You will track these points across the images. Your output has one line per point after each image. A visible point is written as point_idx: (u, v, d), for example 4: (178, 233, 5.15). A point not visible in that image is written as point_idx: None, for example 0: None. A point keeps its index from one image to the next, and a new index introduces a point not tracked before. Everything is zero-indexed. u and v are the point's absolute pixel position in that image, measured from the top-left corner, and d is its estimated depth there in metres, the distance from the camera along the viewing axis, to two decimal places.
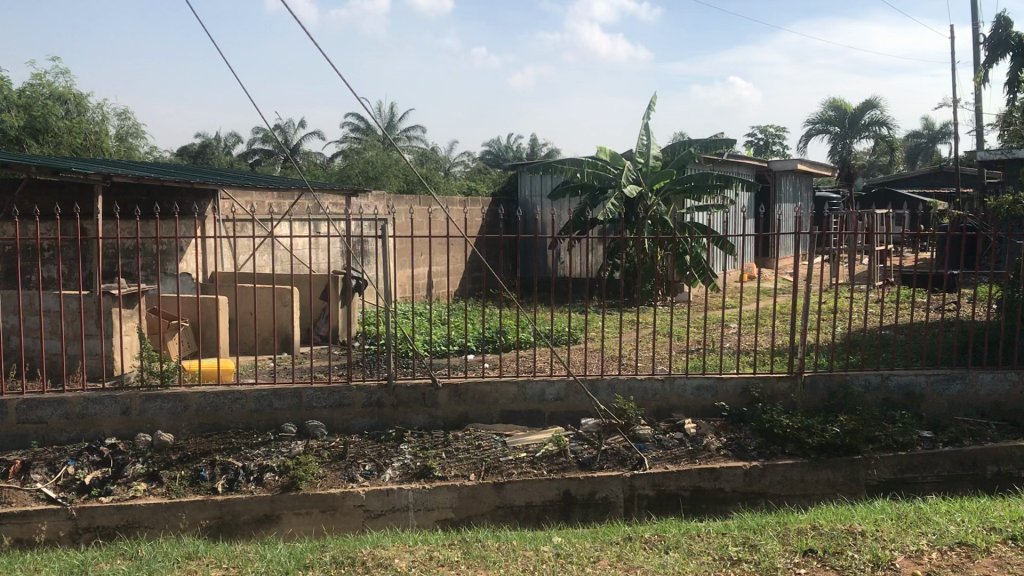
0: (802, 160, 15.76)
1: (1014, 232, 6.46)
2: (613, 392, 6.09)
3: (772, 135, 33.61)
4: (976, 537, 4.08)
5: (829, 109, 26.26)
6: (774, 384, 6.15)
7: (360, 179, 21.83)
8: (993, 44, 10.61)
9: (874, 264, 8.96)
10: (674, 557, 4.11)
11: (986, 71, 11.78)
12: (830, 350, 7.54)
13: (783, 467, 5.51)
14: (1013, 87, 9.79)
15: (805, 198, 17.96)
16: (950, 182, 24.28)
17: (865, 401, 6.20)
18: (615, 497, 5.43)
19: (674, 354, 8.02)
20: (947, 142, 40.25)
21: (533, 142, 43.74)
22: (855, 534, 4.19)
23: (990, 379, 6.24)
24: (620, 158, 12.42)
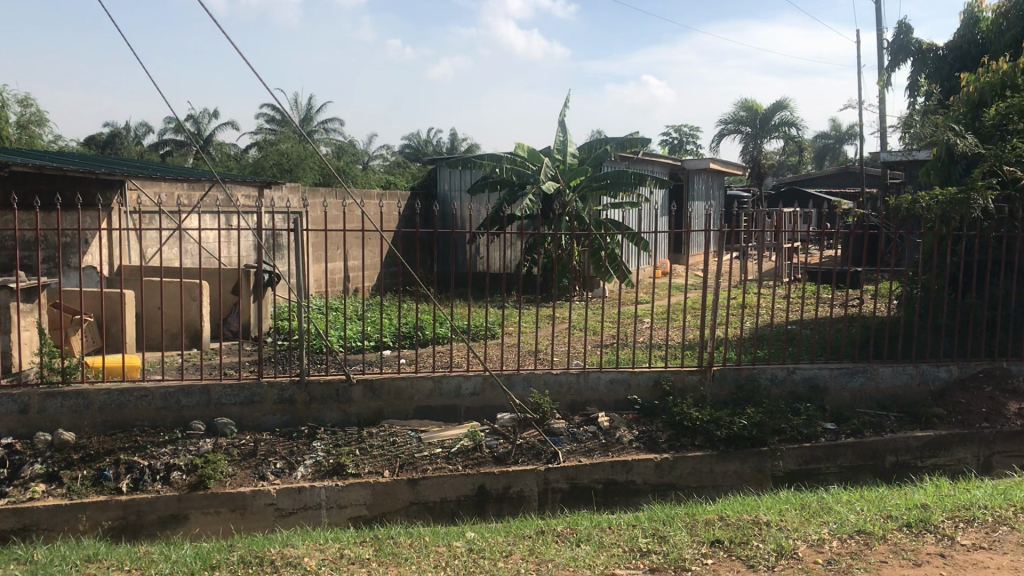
0: (714, 158, 16.10)
1: (912, 229, 6.69)
2: (529, 387, 6.12)
3: (689, 134, 34.20)
4: (874, 525, 4.22)
5: (743, 110, 26.67)
6: (684, 377, 6.27)
7: (275, 172, 21.56)
8: (895, 49, 10.93)
9: (782, 261, 9.21)
10: (585, 550, 4.14)
11: (888, 76, 12.14)
12: (739, 345, 7.75)
13: (694, 459, 5.63)
14: (912, 93, 10.14)
15: (719, 196, 18.31)
16: (855, 182, 25.05)
17: (771, 394, 6.37)
18: (529, 491, 5.47)
19: (589, 350, 8.09)
20: (854, 143, 41.64)
21: (452, 136, 43.75)
22: (760, 524, 4.30)
23: (888, 371, 6.48)
24: (538, 154, 12.46)
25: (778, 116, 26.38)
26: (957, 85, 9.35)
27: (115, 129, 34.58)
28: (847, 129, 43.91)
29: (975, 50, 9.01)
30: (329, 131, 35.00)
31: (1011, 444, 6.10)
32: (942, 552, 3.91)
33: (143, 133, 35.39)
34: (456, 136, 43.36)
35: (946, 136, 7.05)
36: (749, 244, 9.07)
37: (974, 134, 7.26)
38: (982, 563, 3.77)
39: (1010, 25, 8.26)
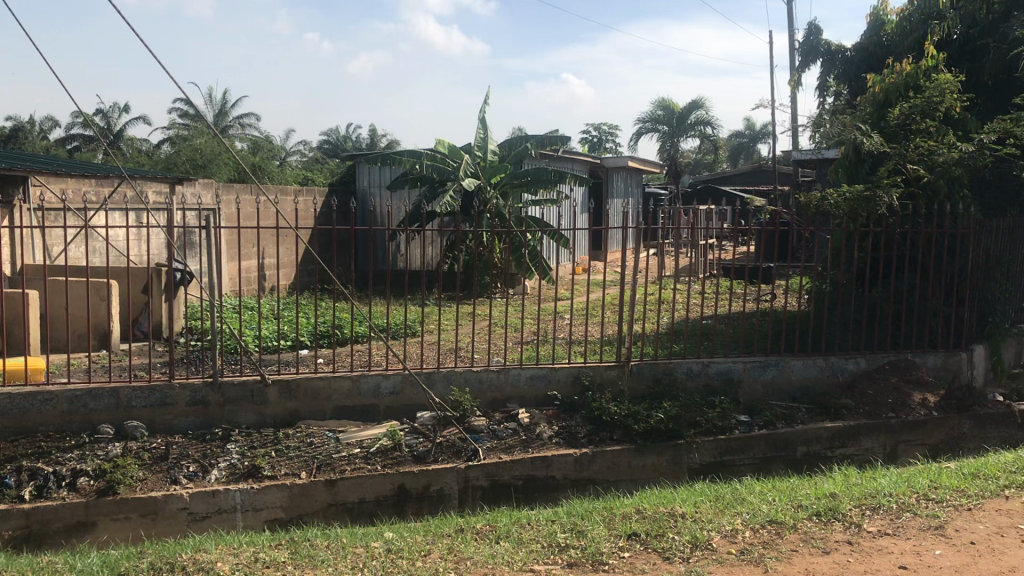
0: (632, 156, 16.29)
1: (822, 226, 6.87)
2: (449, 384, 6.09)
3: (608, 132, 34.57)
4: (785, 514, 4.33)
5: (659, 109, 27.11)
6: (603, 372, 6.33)
7: (188, 168, 21.05)
8: (805, 50, 11.21)
9: (698, 258, 9.38)
10: (504, 546, 4.15)
11: (798, 76, 12.46)
12: (656, 340, 7.86)
13: (612, 454, 5.69)
14: (821, 93, 10.42)
15: (637, 193, 18.55)
16: (769, 179, 25.42)
17: (688, 387, 6.48)
18: (449, 489, 5.45)
19: (509, 347, 8.09)
20: (767, 142, 42.65)
21: (371, 132, 43.36)
22: (676, 516, 4.37)
23: (799, 364, 6.65)
24: (458, 151, 12.42)
25: (694, 115, 26.82)
26: (864, 85, 9.65)
27: (18, 122, 33.29)
28: (761, 128, 44.95)
29: (880, 52, 9.30)
30: (245, 127, 34.30)
31: (915, 433, 6.32)
32: (849, 539, 4.03)
33: (48, 127, 34.15)
34: (376, 132, 43.00)
35: (853, 135, 7.26)
36: (665, 241, 9.21)
37: (879, 133, 7.50)
38: (886, 548, 3.90)
39: (912, 28, 8.55)
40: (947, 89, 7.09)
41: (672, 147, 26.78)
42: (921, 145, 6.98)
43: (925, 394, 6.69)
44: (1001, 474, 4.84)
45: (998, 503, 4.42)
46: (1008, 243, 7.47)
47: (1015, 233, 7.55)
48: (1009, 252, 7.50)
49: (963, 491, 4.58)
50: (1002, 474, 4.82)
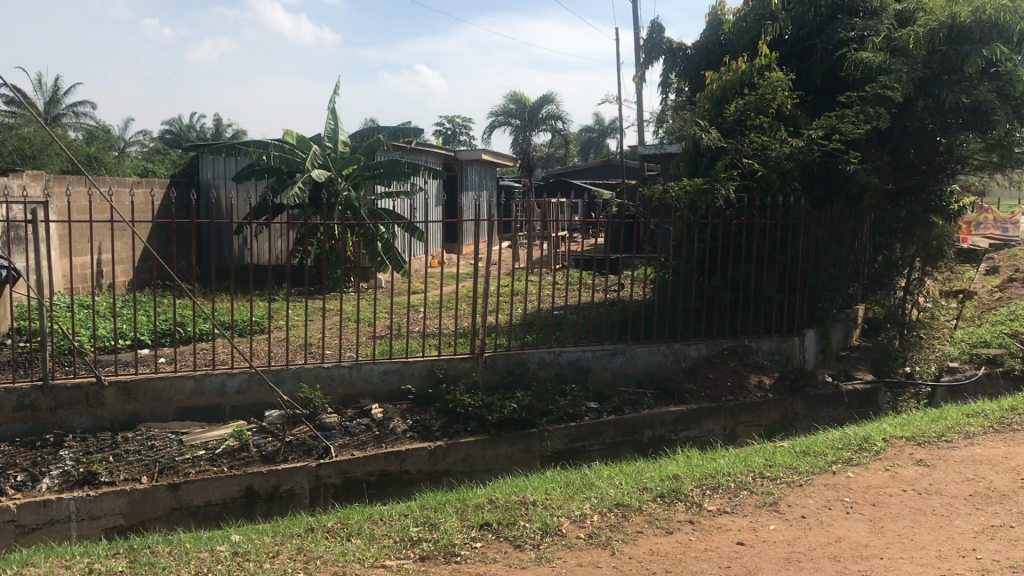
0: (485, 149, 16.38)
1: (664, 217, 7.10)
2: (299, 381, 5.95)
3: (461, 126, 34.64)
4: (631, 497, 4.46)
5: (511, 102, 27.31)
6: (456, 364, 6.33)
7: (15, 158, 19.80)
8: (648, 47, 11.55)
9: (550, 249, 9.51)
10: (355, 544, 4.10)
11: (643, 72, 12.83)
12: (509, 332, 7.94)
13: (465, 445, 5.71)
14: (663, 90, 10.74)
15: (491, 186, 18.66)
16: (617, 173, 26.05)
17: (539, 377, 6.57)
18: (300, 488, 5.35)
19: (361, 341, 7.98)
20: (615, 136, 43.77)
21: (217, 122, 41.93)
22: (527, 504, 4.43)
23: (645, 351, 6.86)
24: (307, 142, 12.13)
25: (545, 109, 27.25)
26: (703, 82, 10.01)
27: None
28: (610, 123, 46.10)
29: (718, 51, 9.65)
30: (79, 115, 32.50)
31: (752, 414, 6.65)
32: (691, 518, 4.19)
33: None
34: (222, 122, 41.62)
35: (693, 130, 7.53)
36: (518, 234, 9.30)
37: (717, 128, 7.80)
38: (725, 526, 4.09)
39: (747, 28, 8.95)
40: (779, 87, 7.45)
41: (524, 141, 27.09)
42: (756, 140, 7.36)
43: (761, 377, 7.05)
44: (829, 450, 5.14)
45: (826, 478, 4.70)
46: (835, 234, 7.96)
47: (841, 224, 8.05)
48: (835, 242, 7.99)
49: (795, 467, 4.84)
50: (830, 451, 5.12)
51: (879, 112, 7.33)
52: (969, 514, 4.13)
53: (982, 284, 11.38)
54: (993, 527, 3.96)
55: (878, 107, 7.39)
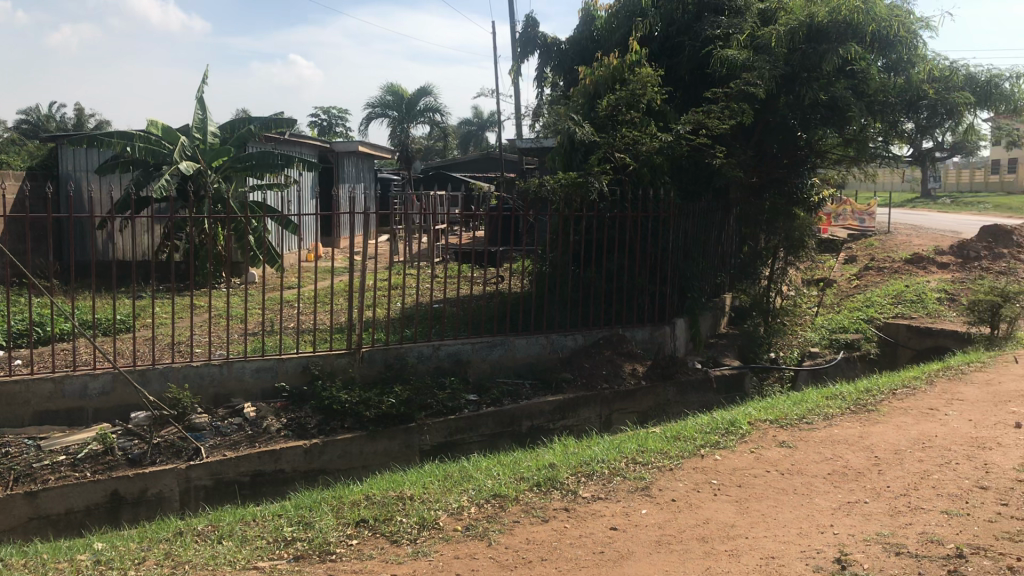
0: (362, 141, 16.16)
1: (540, 210, 7.14)
2: (166, 382, 5.74)
3: (338, 117, 34.09)
4: (508, 488, 4.48)
5: (389, 93, 26.83)
6: (332, 360, 6.22)
7: None
8: (524, 41, 11.63)
9: (430, 242, 9.45)
10: (226, 546, 3.98)
11: (519, 66, 12.91)
12: (387, 326, 7.86)
13: (343, 442, 5.64)
14: (539, 84, 10.82)
15: (369, 178, 18.44)
16: (496, 166, 26.14)
17: (418, 371, 6.52)
18: (169, 491, 5.19)
19: (233, 338, 7.74)
20: (494, 129, 43.94)
21: (79, 111, 40.00)
22: (404, 499, 4.41)
23: (523, 343, 6.91)
24: (174, 132, 11.65)
25: (423, 101, 27.10)
26: (577, 77, 10.15)
27: None
28: (488, 116, 46.22)
29: (591, 46, 9.79)
30: None
31: (626, 402, 6.81)
32: (566, 506, 4.25)
33: None
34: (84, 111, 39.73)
35: (567, 123, 7.61)
36: (397, 227, 9.21)
37: (591, 122, 7.91)
38: (599, 512, 4.16)
39: (619, 24, 9.12)
40: (648, 82, 7.72)
41: (403, 133, 26.87)
42: (627, 134, 7.51)
43: (636, 365, 7.22)
44: (699, 434, 5.31)
45: (696, 462, 4.85)
46: (703, 225, 8.23)
47: (709, 217, 8.33)
48: (703, 234, 8.27)
49: (666, 452, 4.98)
50: (699, 435, 5.29)
51: (744, 108, 7.58)
52: (828, 491, 4.33)
53: (840, 273, 11.94)
54: (849, 503, 4.16)
55: (743, 103, 7.67)
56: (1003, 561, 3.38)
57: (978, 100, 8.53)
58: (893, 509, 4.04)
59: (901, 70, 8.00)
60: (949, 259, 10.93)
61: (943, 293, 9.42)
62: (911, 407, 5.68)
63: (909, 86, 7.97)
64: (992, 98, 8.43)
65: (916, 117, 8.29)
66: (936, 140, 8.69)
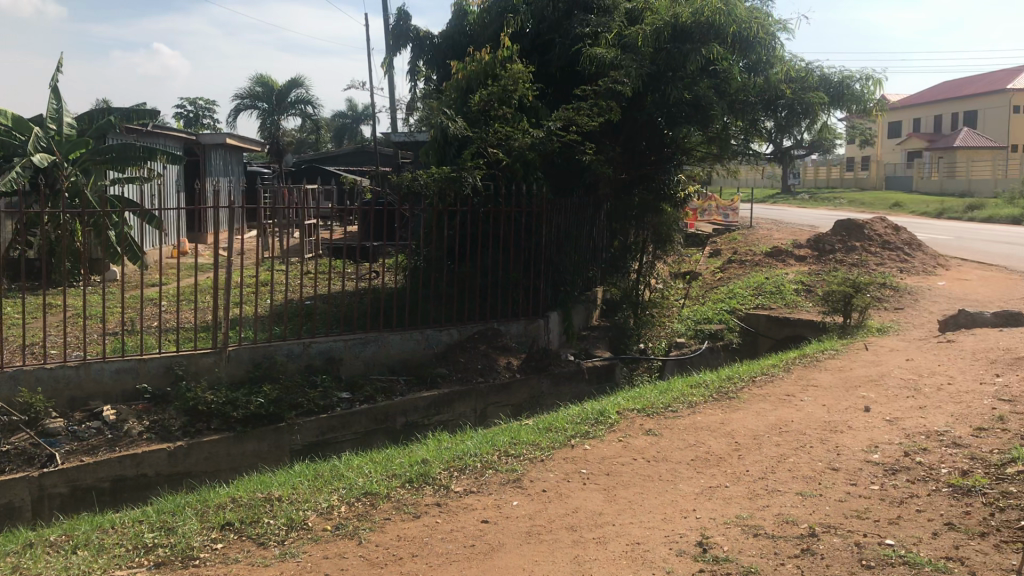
0: (229, 133, 15.69)
1: (413, 204, 7.05)
2: (16, 386, 5.44)
3: (205, 109, 33.00)
4: (379, 485, 4.45)
5: (257, 86, 26.29)
6: (198, 359, 6.02)
7: None
8: (396, 34, 11.54)
9: (301, 237, 9.27)
10: (82, 556, 3.81)
11: (391, 59, 12.79)
12: (257, 324, 7.66)
13: (209, 443, 5.48)
14: (411, 78, 10.76)
15: (238, 172, 17.93)
16: (370, 160, 25.86)
17: (288, 369, 6.39)
18: (20, 500, 4.95)
19: (91, 338, 7.39)
20: (369, 123, 43.45)
21: None
22: (271, 500, 4.32)
23: (397, 339, 6.86)
24: (26, 122, 11.03)
25: (294, 93, 26.53)
26: (450, 72, 10.14)
27: None
28: (362, 109, 45.65)
29: (463, 41, 9.79)
30: None
31: (500, 395, 6.85)
32: (438, 501, 4.25)
33: None
34: None
35: (439, 118, 7.56)
36: (267, 222, 8.99)
37: (464, 117, 7.89)
38: (471, 506, 4.19)
39: (491, 20, 9.16)
40: (519, 79, 7.79)
41: (273, 125, 26.28)
42: (500, 130, 7.52)
43: (509, 358, 7.28)
44: (570, 425, 5.40)
45: (566, 452, 4.93)
46: (575, 221, 8.36)
47: (580, 212, 8.46)
48: (575, 229, 8.40)
49: (537, 444, 5.04)
50: (569, 426, 5.38)
51: (613, 106, 7.78)
52: (691, 477, 4.48)
53: (706, 266, 12.34)
54: (711, 488, 4.32)
55: (611, 100, 7.81)
56: (851, 538, 3.57)
57: (831, 100, 8.96)
58: (751, 492, 4.21)
59: (760, 70, 8.33)
60: (806, 252, 11.46)
61: (800, 285, 9.87)
62: (769, 394, 5.93)
63: (767, 85, 8.25)
64: (844, 98, 8.90)
65: (776, 116, 8.60)
66: (793, 138, 9.08)
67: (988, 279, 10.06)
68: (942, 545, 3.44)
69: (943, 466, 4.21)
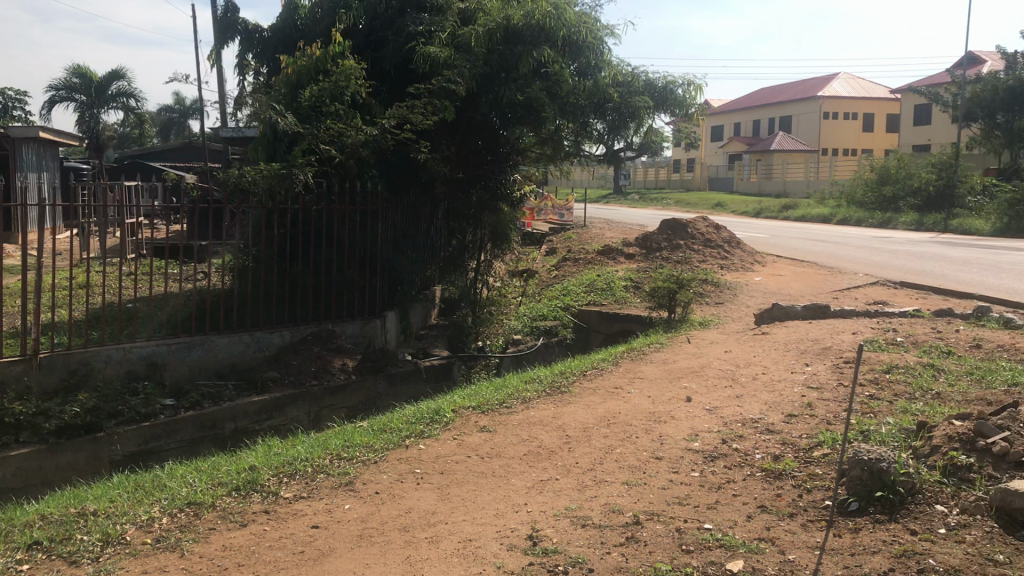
0: (43, 126, 14.72)
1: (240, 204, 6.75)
2: None
3: (16, 100, 30.81)
4: (204, 494, 4.28)
5: (75, 75, 24.50)
6: (4, 368, 5.61)
7: None
8: (223, 26, 11.14)
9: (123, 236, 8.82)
10: None
11: (219, 52, 12.35)
12: (73, 328, 7.22)
13: (17, 458, 5.13)
14: (240, 72, 10.42)
15: (53, 167, 16.83)
16: (199, 157, 24.88)
17: (106, 376, 6.04)
18: None
19: None
20: (198, 117, 41.78)
21: None
22: (85, 515, 4.08)
23: (225, 342, 6.62)
24: None
25: (114, 85, 25.12)
26: (280, 66, 9.88)
27: None
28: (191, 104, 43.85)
29: (295, 35, 9.56)
30: None
31: (335, 397, 6.74)
32: (266, 508, 4.14)
33: None
34: None
35: (268, 113, 7.32)
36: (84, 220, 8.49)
37: (294, 113, 7.68)
38: (301, 511, 4.10)
39: (323, 15, 8.99)
40: (352, 75, 7.69)
41: (92, 119, 24.82)
42: (332, 127, 7.36)
43: (344, 360, 7.18)
44: (404, 426, 5.38)
45: (400, 453, 4.90)
46: (410, 219, 8.30)
47: (416, 211, 8.41)
48: (411, 227, 8.36)
49: (370, 446, 5.00)
50: (404, 427, 5.36)
51: (445, 104, 7.76)
52: (523, 471, 4.55)
53: (541, 265, 12.57)
54: (542, 481, 4.40)
55: (445, 100, 7.81)
56: (672, 524, 3.72)
57: (656, 104, 9.37)
58: (581, 484, 4.32)
59: (590, 73, 8.52)
60: (635, 250, 11.87)
61: (630, 281, 10.21)
62: (599, 387, 6.10)
63: (596, 89, 8.55)
64: (668, 102, 9.32)
65: (606, 119, 8.90)
66: (624, 141, 9.43)
67: (800, 274, 10.72)
68: (755, 527, 3.64)
69: (757, 452, 4.46)
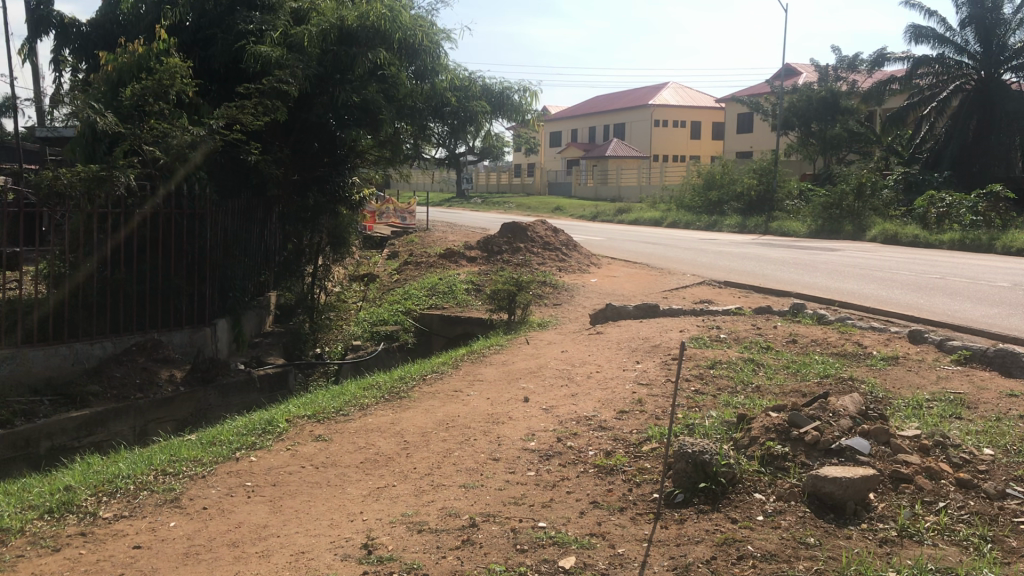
0: None
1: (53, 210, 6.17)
2: None
3: None
4: (12, 519, 3.99)
5: None
6: None
7: None
8: (35, 20, 10.46)
9: None
10: None
11: (32, 47, 11.58)
12: None
13: None
14: (56, 69, 9.82)
15: None
16: (13, 157, 23.27)
17: None
18: None
19: None
20: None
21: None
22: None
23: (39, 355, 6.18)
24: None
25: None
26: (100, 64, 9.37)
27: None
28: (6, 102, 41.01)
29: (116, 31, 9.10)
30: None
31: (162, 410, 6.47)
32: (83, 531, 3.90)
33: None
34: None
35: (85, 112, 6.84)
36: None
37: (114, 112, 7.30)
38: (121, 532, 3.89)
39: (147, 10, 8.60)
40: (176, 74, 7.28)
41: None
42: (156, 127, 7.05)
43: (172, 371, 6.89)
44: (235, 437, 5.21)
45: (230, 466, 4.73)
46: (241, 224, 8.06)
47: (247, 215, 8.17)
48: (242, 232, 8.12)
49: (198, 460, 4.80)
50: (234, 438, 5.18)
51: (277, 106, 7.60)
52: (359, 479, 4.48)
53: (382, 269, 12.45)
54: (378, 488, 4.34)
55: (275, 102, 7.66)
56: (508, 524, 3.75)
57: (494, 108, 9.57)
58: (417, 489, 4.29)
59: (427, 77, 8.63)
60: (476, 253, 11.95)
61: (470, 284, 10.25)
62: (438, 391, 6.09)
63: (433, 92, 8.64)
64: (505, 107, 9.54)
65: (444, 121, 9.06)
66: (467, 146, 9.67)
67: (633, 275, 11.08)
68: (587, 523, 3.71)
69: (590, 449, 4.56)
